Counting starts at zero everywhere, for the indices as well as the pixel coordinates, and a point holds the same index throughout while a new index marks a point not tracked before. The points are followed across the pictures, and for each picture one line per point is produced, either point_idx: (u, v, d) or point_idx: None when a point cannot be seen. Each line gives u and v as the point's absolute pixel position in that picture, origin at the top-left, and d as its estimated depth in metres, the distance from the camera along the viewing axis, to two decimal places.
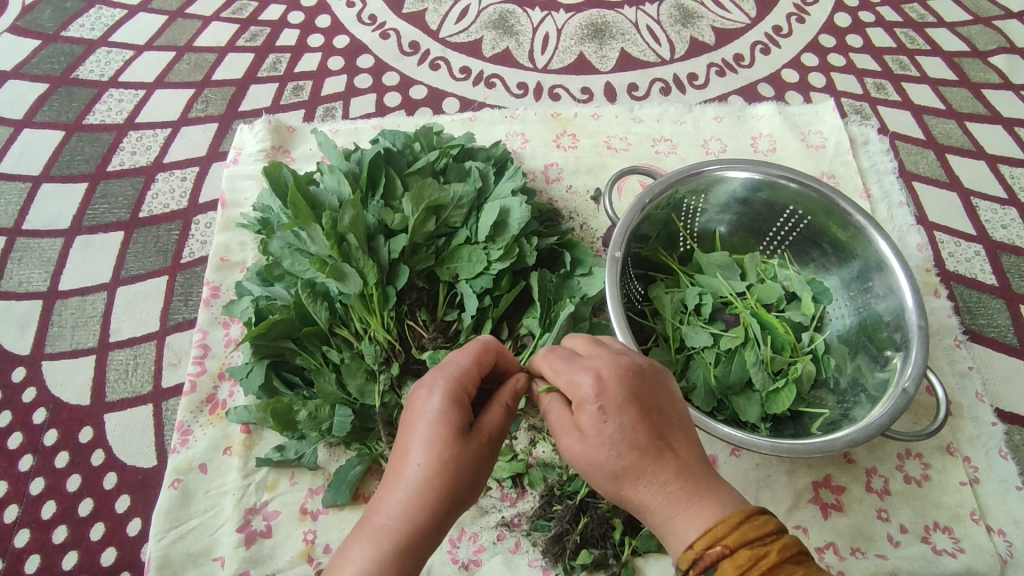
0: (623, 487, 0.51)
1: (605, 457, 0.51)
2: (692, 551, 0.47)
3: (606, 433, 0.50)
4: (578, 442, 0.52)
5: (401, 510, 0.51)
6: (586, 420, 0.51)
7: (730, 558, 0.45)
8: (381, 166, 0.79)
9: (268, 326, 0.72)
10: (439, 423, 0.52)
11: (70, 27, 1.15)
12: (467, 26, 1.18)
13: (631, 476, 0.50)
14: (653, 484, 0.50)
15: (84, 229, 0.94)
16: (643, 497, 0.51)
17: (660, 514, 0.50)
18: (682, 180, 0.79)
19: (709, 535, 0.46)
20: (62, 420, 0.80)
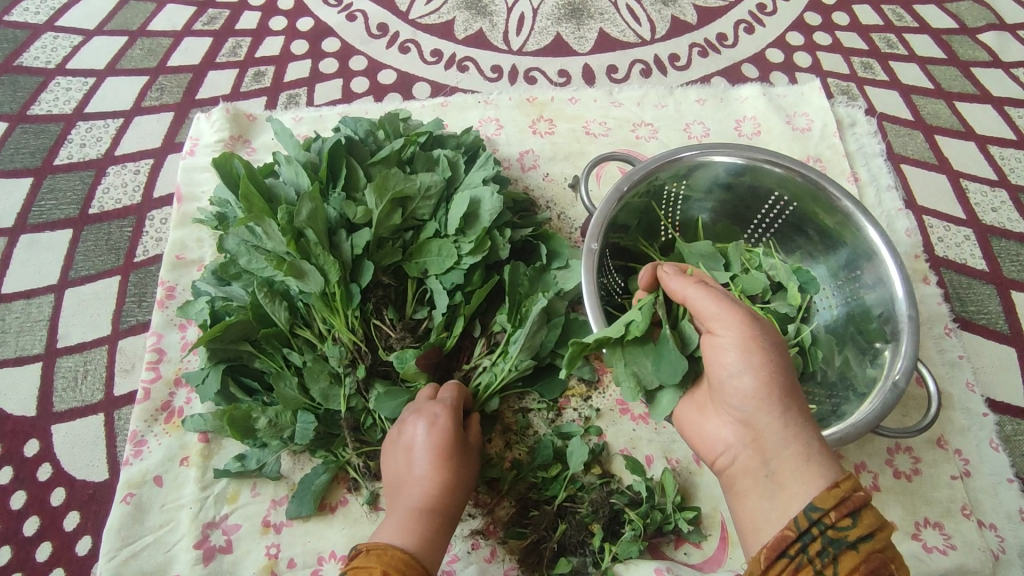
0: (768, 400, 0.55)
1: (775, 365, 0.55)
2: (840, 490, 0.49)
3: (778, 346, 0.56)
4: (740, 334, 0.56)
5: (425, 500, 0.59)
6: (762, 326, 0.57)
7: (870, 508, 0.49)
8: (341, 155, 0.74)
9: (222, 329, 0.67)
10: (440, 438, 0.62)
11: (13, 11, 1.08)
12: (438, 7, 1.12)
13: (785, 395, 0.55)
14: (798, 414, 0.55)
15: (29, 227, 0.89)
16: (780, 422, 0.54)
17: (799, 450, 0.53)
18: (661, 166, 0.75)
19: (855, 481, 0.50)
20: (6, 433, 0.75)
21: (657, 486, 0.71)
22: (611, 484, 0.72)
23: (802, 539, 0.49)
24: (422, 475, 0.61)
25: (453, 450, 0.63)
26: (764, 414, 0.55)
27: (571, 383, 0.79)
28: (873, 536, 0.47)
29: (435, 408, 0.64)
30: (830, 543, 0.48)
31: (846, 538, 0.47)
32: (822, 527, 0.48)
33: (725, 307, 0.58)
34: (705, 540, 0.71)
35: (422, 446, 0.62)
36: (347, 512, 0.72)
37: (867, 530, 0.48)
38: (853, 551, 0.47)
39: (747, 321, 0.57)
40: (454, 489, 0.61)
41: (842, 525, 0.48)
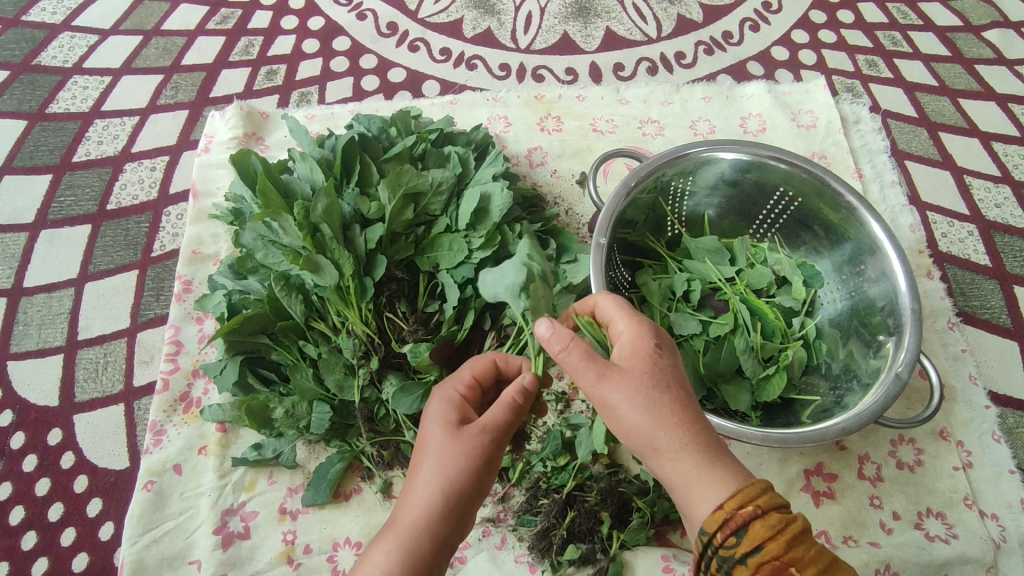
0: (649, 441, 0.49)
1: (651, 406, 0.49)
2: (722, 512, 0.45)
3: (646, 381, 0.49)
4: (614, 389, 0.49)
5: (421, 499, 0.51)
6: (622, 369, 0.50)
7: (760, 519, 0.45)
8: (355, 152, 0.76)
9: (240, 321, 0.68)
10: (444, 421, 0.54)
11: (31, 11, 1.10)
12: (447, 6, 1.14)
13: (658, 431, 0.48)
14: (678, 443, 0.48)
15: (49, 223, 0.91)
16: (661, 459, 0.49)
17: (681, 477, 0.48)
18: (668, 162, 0.76)
19: (741, 496, 0.46)
20: (30, 422, 0.77)
21: None
22: (619, 474, 0.74)
23: (702, 556, 0.47)
24: (418, 466, 0.53)
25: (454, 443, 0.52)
26: (647, 456, 0.49)
27: None
28: (762, 548, 0.44)
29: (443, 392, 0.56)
30: (722, 562, 0.45)
31: (733, 555, 0.45)
32: (711, 549, 0.46)
33: (586, 363, 0.50)
34: None
35: (431, 427, 0.54)
36: (362, 500, 0.74)
37: (756, 543, 0.44)
38: (742, 568, 0.44)
39: (602, 372, 0.50)
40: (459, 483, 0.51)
41: (728, 544, 0.45)
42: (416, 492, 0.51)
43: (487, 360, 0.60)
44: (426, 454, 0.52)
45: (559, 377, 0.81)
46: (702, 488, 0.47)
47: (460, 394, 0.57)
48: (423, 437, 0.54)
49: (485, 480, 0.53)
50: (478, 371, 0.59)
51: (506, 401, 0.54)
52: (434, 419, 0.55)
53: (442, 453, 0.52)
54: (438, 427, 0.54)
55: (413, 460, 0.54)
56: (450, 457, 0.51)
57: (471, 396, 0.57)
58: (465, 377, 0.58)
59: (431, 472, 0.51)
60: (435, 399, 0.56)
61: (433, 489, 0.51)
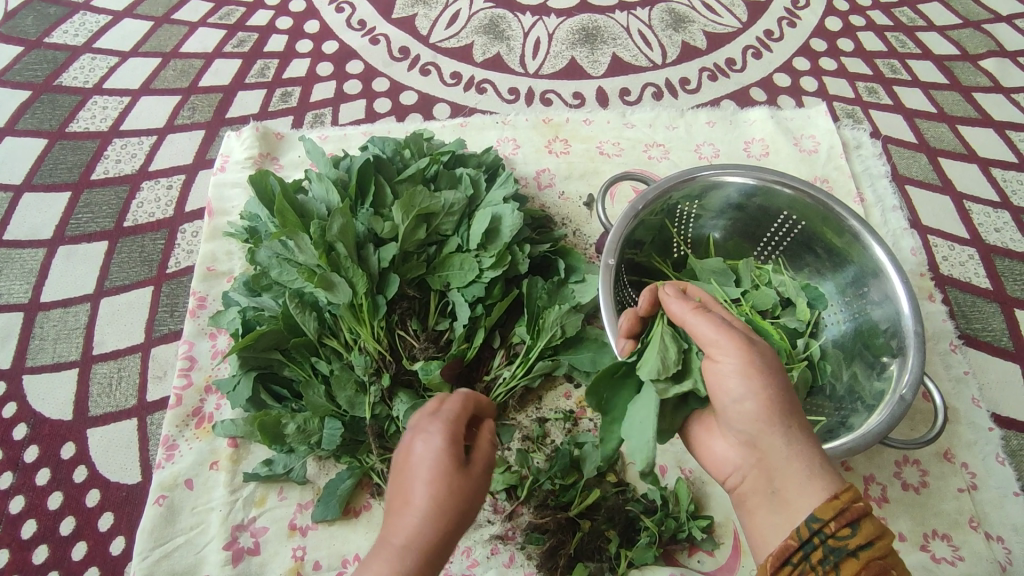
0: (770, 421, 0.53)
1: (771, 385, 0.54)
2: (838, 501, 0.49)
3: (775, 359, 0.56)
4: (737, 363, 0.54)
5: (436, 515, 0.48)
6: (757, 343, 0.56)
7: (869, 518, 0.49)
8: (371, 173, 0.78)
9: (255, 337, 0.70)
10: (445, 459, 0.50)
11: (53, 33, 1.14)
12: (458, 32, 1.17)
13: (787, 418, 0.53)
14: (802, 428, 0.53)
15: (67, 239, 0.92)
16: (785, 439, 0.53)
17: (802, 458, 0.52)
18: (676, 185, 0.78)
19: (854, 491, 0.50)
20: (43, 436, 0.78)
21: (672, 495, 0.74)
22: (626, 492, 0.75)
23: (804, 548, 0.49)
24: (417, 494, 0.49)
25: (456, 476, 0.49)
26: (769, 429, 0.53)
27: (587, 394, 0.82)
28: (872, 545, 0.48)
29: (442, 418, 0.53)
30: (831, 552, 0.48)
31: (846, 546, 0.48)
32: (820, 537, 0.48)
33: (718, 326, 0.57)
34: (718, 548, 0.73)
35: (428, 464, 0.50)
36: (370, 517, 0.75)
37: (865, 539, 0.48)
38: (853, 558, 0.47)
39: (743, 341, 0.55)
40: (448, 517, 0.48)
41: (842, 534, 0.48)
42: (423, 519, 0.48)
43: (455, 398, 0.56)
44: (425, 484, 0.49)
45: (567, 397, 0.82)
46: (813, 482, 0.51)
47: (449, 427, 0.52)
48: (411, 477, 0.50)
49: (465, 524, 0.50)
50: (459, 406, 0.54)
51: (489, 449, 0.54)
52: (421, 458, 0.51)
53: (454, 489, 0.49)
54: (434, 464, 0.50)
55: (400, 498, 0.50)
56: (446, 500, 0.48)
57: (455, 427, 0.52)
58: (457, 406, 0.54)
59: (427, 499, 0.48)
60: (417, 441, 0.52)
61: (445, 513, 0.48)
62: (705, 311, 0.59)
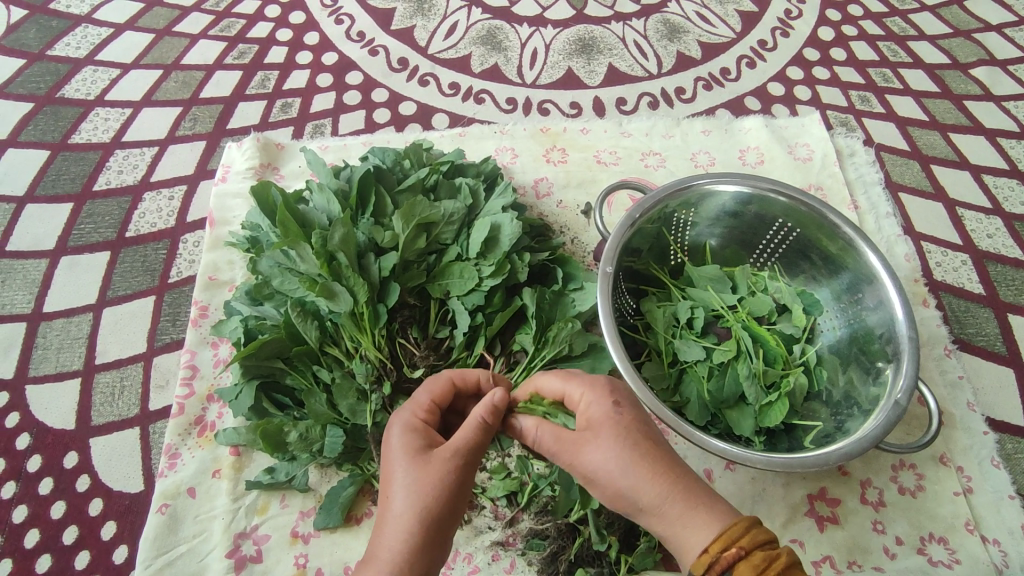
0: (630, 507, 0.54)
1: (612, 479, 0.54)
2: (706, 556, 0.49)
3: (611, 442, 0.55)
4: (585, 466, 0.56)
5: (407, 514, 0.51)
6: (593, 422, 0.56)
7: (744, 559, 0.47)
8: (371, 183, 0.79)
9: (257, 346, 0.70)
10: (408, 452, 0.54)
11: (55, 46, 1.15)
12: (456, 43, 1.19)
13: (637, 494, 0.53)
14: (660, 497, 0.52)
15: (69, 249, 0.93)
16: (648, 514, 0.53)
17: (673, 523, 0.52)
18: (672, 194, 0.79)
19: (723, 537, 0.49)
20: (46, 445, 0.79)
21: None
22: None
23: None
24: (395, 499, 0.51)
25: (421, 458, 0.53)
26: (635, 511, 0.54)
27: None
28: None
29: (404, 415, 0.57)
30: None
31: None
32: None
33: (557, 444, 0.58)
34: None
35: (396, 458, 0.54)
36: (372, 524, 0.75)
37: None
38: None
39: (575, 445, 0.57)
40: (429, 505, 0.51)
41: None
42: (402, 513, 0.51)
43: (443, 380, 0.61)
44: (401, 479, 0.53)
45: None
46: (689, 539, 0.51)
47: (415, 434, 0.56)
48: (388, 488, 0.53)
49: (457, 508, 0.53)
50: (439, 392, 0.60)
51: (474, 420, 0.56)
52: (395, 451, 0.55)
53: (422, 482, 0.52)
54: (403, 457, 0.54)
55: (382, 514, 0.52)
56: (423, 484, 0.52)
57: (425, 427, 0.57)
58: (423, 402, 0.59)
59: (405, 490, 0.52)
60: (393, 432, 0.56)
61: (417, 505, 0.51)
62: (546, 428, 0.59)
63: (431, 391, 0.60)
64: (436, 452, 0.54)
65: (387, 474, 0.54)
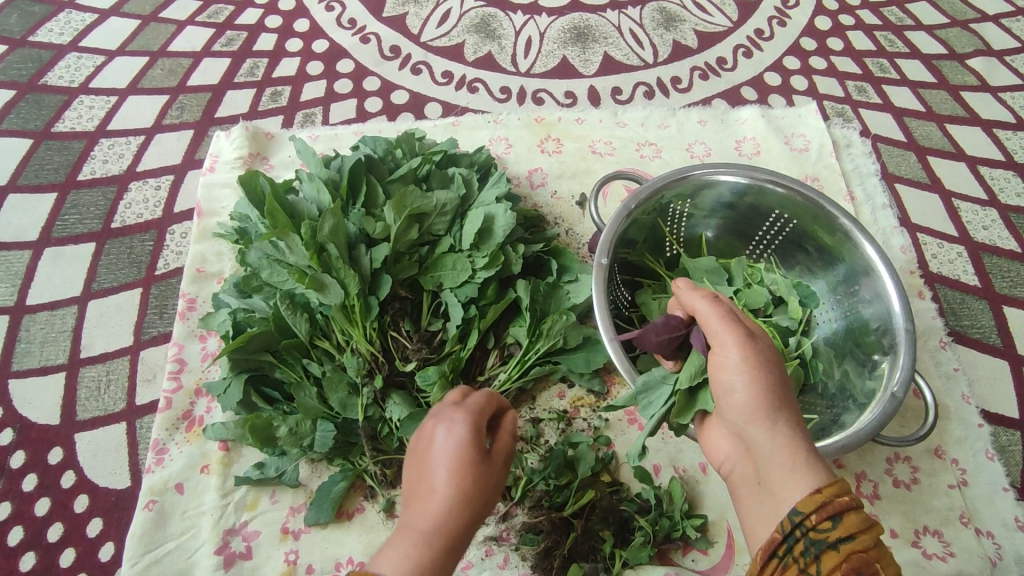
0: (758, 415, 0.54)
1: (766, 378, 0.54)
2: (820, 495, 0.48)
3: (772, 359, 0.56)
4: (737, 354, 0.55)
5: (436, 522, 0.49)
6: (758, 341, 0.56)
7: (854, 511, 0.47)
8: (361, 173, 0.77)
9: (245, 339, 0.69)
10: (455, 460, 0.51)
11: (38, 32, 1.12)
12: (449, 30, 1.17)
13: (781, 408, 0.54)
14: (793, 425, 0.53)
15: (53, 241, 0.91)
16: (776, 430, 0.53)
17: (789, 454, 0.52)
18: (668, 184, 0.78)
19: (838, 486, 0.49)
20: (30, 441, 0.77)
21: (666, 493, 0.74)
22: (620, 492, 0.75)
23: (786, 540, 0.48)
24: (434, 451, 0.53)
25: (474, 466, 0.51)
26: (755, 422, 0.54)
27: (580, 394, 0.82)
28: (855, 538, 0.46)
29: (460, 415, 0.54)
30: (811, 544, 0.47)
31: (826, 538, 0.47)
32: (801, 530, 0.48)
33: (726, 326, 0.57)
34: (712, 547, 0.73)
35: (436, 464, 0.52)
36: (363, 519, 0.74)
37: (850, 532, 0.46)
38: (832, 551, 0.46)
39: (743, 337, 0.56)
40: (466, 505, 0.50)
41: (823, 527, 0.47)
42: (442, 509, 0.50)
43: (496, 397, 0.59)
44: (441, 487, 0.50)
45: (560, 397, 0.82)
46: (800, 479, 0.50)
47: (461, 438, 0.53)
48: (429, 461, 0.53)
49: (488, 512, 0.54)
50: (486, 405, 0.57)
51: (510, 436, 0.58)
52: (436, 453, 0.53)
53: (467, 491, 0.50)
54: (443, 465, 0.51)
55: (417, 481, 0.52)
56: (462, 494, 0.50)
57: (475, 441, 0.53)
58: (471, 408, 0.56)
59: (443, 494, 0.50)
60: (439, 430, 0.54)
61: (450, 510, 0.50)
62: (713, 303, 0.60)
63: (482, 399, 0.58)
64: (491, 461, 0.53)
65: (422, 475, 0.52)
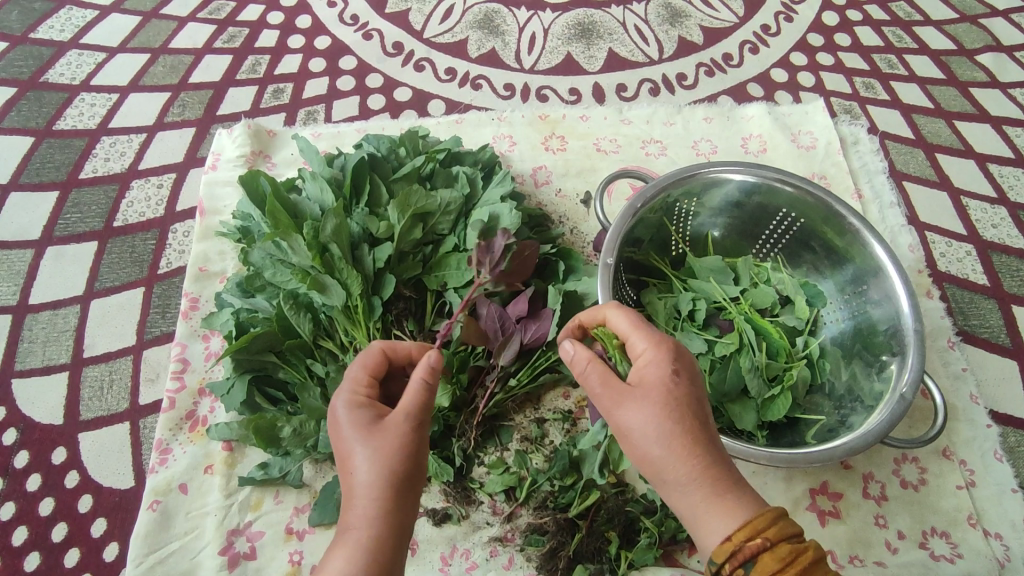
0: (658, 476, 0.51)
1: (654, 435, 0.50)
2: (730, 544, 0.47)
3: (658, 408, 0.51)
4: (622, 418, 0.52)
5: (365, 497, 0.49)
6: (637, 397, 0.52)
7: (768, 552, 0.46)
8: (365, 171, 0.76)
9: (249, 340, 0.69)
10: (355, 427, 0.52)
11: (38, 29, 1.11)
12: (452, 27, 1.16)
13: (677, 463, 0.49)
14: (694, 475, 0.49)
15: (55, 240, 0.91)
16: (676, 486, 0.50)
17: (697, 506, 0.49)
18: (674, 183, 0.77)
19: (748, 528, 0.47)
20: (34, 441, 0.77)
21: None
22: (625, 493, 0.74)
23: None
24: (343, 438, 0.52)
25: (372, 430, 0.51)
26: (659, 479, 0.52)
27: (585, 395, 0.82)
28: None
29: (349, 387, 0.55)
30: None
31: None
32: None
33: (604, 388, 0.54)
34: None
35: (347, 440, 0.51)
36: None
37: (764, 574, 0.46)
38: None
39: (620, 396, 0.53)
40: (390, 469, 0.50)
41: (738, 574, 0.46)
42: (366, 484, 0.49)
43: (375, 353, 0.57)
44: (356, 464, 0.50)
45: (565, 397, 0.82)
46: (712, 525, 0.48)
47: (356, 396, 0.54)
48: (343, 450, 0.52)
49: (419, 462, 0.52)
50: (374, 368, 0.57)
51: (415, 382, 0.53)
52: (342, 426, 0.52)
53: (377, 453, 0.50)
54: (351, 437, 0.51)
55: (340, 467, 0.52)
56: (379, 455, 0.50)
57: (362, 417, 0.53)
58: (361, 378, 0.56)
59: (364, 465, 0.50)
60: (337, 407, 0.54)
61: (377, 477, 0.49)
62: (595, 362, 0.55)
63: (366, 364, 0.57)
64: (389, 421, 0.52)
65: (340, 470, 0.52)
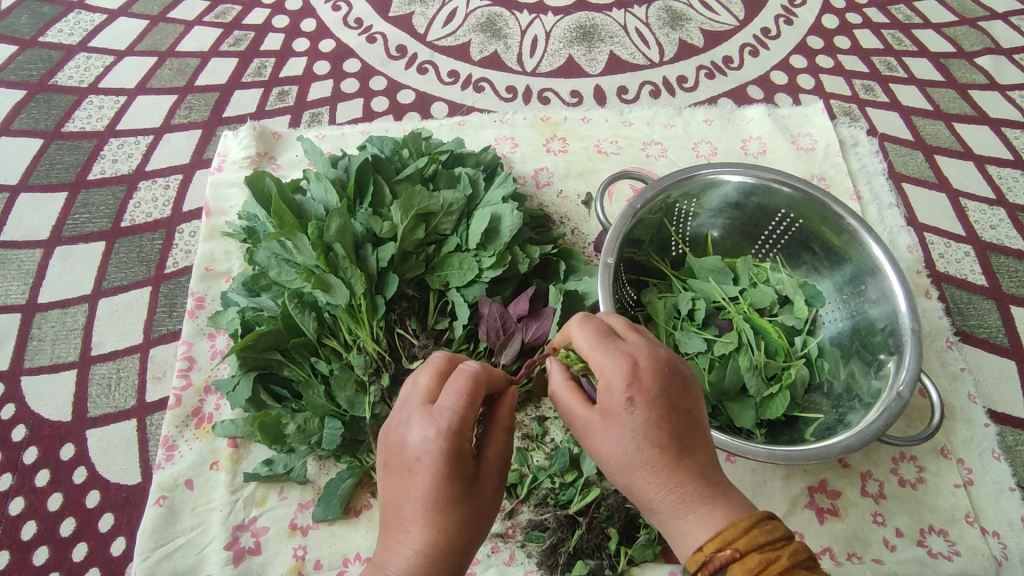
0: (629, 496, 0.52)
1: (613, 461, 0.51)
2: (700, 553, 0.47)
3: (609, 436, 0.51)
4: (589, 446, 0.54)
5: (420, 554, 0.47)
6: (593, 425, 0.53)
7: (740, 562, 0.46)
8: (369, 172, 0.78)
9: (255, 338, 0.69)
10: (435, 480, 0.48)
11: (48, 32, 1.13)
12: (455, 30, 1.17)
13: (639, 486, 0.50)
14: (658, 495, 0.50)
15: (64, 240, 0.92)
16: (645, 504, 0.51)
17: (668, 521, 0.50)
18: (674, 184, 0.78)
19: (719, 539, 0.47)
20: (43, 437, 0.78)
21: None
22: None
23: None
24: (411, 478, 0.48)
25: (453, 488, 0.48)
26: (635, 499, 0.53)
27: None
28: None
29: (432, 420, 0.49)
30: None
31: None
32: None
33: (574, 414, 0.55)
34: None
35: (414, 493, 0.48)
36: (371, 516, 0.75)
37: None
38: None
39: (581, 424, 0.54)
40: (451, 535, 0.48)
41: None
42: (424, 546, 0.47)
43: (469, 379, 0.51)
44: (415, 521, 0.48)
45: None
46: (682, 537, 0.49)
47: (444, 435, 0.49)
48: (405, 492, 0.49)
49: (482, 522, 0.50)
50: (466, 405, 0.50)
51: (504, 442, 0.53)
52: (417, 470, 0.48)
53: (445, 522, 0.48)
54: (420, 488, 0.48)
55: (395, 504, 0.49)
56: (444, 519, 0.48)
57: (447, 466, 0.48)
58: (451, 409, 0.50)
59: (423, 529, 0.47)
60: (416, 440, 0.49)
61: (438, 541, 0.47)
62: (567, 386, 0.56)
63: (460, 392, 0.50)
64: (474, 484, 0.50)
65: (399, 511, 0.49)
